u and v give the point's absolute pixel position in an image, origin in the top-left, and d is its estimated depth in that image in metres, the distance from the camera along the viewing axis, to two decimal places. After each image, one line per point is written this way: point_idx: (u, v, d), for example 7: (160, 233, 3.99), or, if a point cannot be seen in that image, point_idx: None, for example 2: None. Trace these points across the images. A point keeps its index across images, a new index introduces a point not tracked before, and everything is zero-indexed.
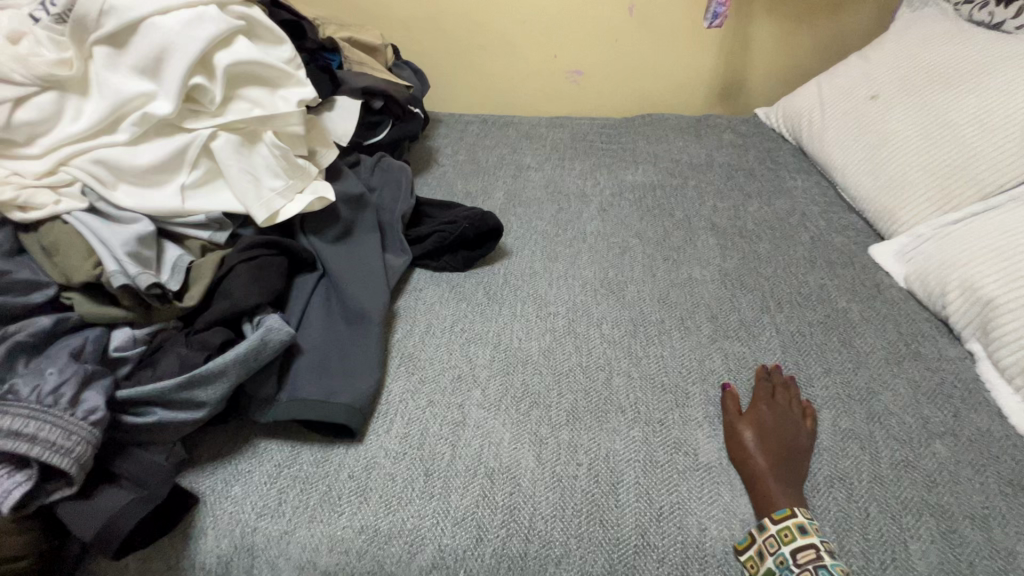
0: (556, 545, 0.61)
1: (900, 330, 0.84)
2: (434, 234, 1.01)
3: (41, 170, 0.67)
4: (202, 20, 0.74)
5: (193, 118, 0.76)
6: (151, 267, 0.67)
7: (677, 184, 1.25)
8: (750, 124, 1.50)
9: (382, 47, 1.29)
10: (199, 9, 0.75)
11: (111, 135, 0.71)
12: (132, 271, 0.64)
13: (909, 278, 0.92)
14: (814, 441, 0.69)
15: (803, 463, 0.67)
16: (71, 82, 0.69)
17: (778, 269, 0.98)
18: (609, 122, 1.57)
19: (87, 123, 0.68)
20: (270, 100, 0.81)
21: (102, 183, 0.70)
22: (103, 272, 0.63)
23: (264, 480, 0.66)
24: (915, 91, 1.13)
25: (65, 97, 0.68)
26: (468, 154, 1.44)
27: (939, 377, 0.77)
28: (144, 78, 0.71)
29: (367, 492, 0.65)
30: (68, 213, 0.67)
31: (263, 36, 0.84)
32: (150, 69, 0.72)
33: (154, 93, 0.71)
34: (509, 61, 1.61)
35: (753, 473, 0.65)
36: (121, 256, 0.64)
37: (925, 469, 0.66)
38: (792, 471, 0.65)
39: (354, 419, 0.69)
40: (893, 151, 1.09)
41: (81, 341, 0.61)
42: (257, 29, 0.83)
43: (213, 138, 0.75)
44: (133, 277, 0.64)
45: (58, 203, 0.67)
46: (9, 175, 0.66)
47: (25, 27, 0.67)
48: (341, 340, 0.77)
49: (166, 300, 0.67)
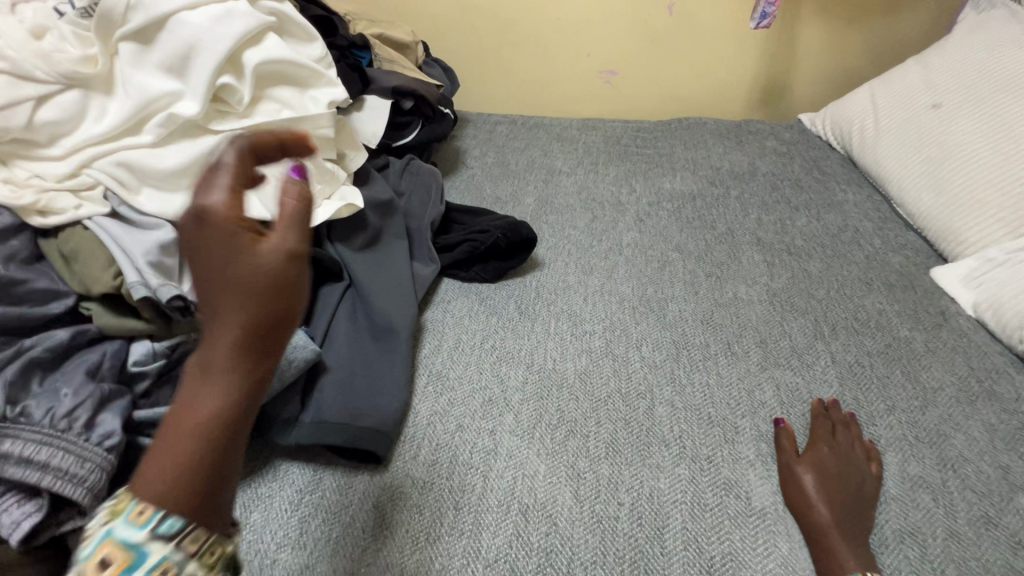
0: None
1: (970, 365, 0.77)
2: (464, 243, 0.96)
3: (62, 172, 0.63)
4: (232, 16, 0.71)
5: (220, 119, 0.72)
6: (174, 278, 0.63)
7: (718, 194, 1.19)
8: (795, 131, 1.42)
9: (412, 44, 1.24)
10: (229, 5, 0.72)
11: (136, 137, 0.67)
12: (155, 283, 0.60)
13: (979, 307, 0.85)
14: (881, 488, 0.64)
15: (868, 513, 0.62)
16: (96, 80, 0.65)
17: (831, 290, 0.92)
18: (644, 124, 1.50)
19: (112, 124, 0.65)
20: (300, 101, 0.77)
21: (125, 187, 0.66)
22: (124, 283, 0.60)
23: (286, 508, 0.62)
24: (985, 101, 1.05)
25: (90, 95, 0.65)
26: (497, 156, 1.39)
27: (1017, 420, 0.70)
28: (171, 77, 0.68)
29: (393, 526, 0.61)
30: (90, 218, 0.64)
31: (294, 33, 0.80)
32: (178, 67, 0.68)
33: (181, 93, 0.68)
34: (541, 59, 1.55)
35: (817, 526, 0.60)
36: (142, 267, 0.60)
37: (1007, 527, 0.60)
38: (858, 524, 0.60)
39: (381, 445, 0.65)
40: (959, 165, 1.01)
41: (99, 356, 0.57)
42: (288, 26, 0.79)
43: None
44: (155, 289, 0.60)
45: (80, 208, 0.63)
46: (29, 177, 0.62)
47: (49, 21, 0.64)
48: (368, 357, 0.73)
49: (188, 313, 0.63)
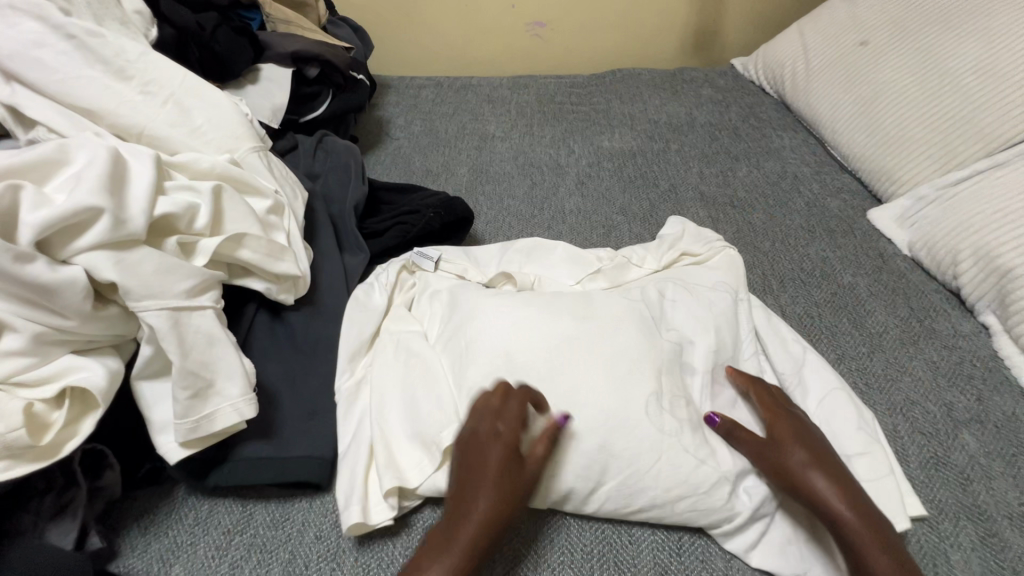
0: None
1: (911, 305, 0.78)
2: (393, 226, 0.87)
3: (60, 294, 0.47)
4: (127, 94, 0.64)
5: (164, 198, 0.57)
6: (42, 289, 0.46)
7: (659, 148, 1.14)
8: (729, 77, 1.39)
9: (311, 0, 1.09)
10: (118, 86, 0.64)
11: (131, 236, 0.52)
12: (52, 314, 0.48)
13: (915, 246, 0.86)
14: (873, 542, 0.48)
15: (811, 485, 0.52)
16: (34, 209, 0.48)
17: (775, 242, 0.90)
18: (577, 79, 1.41)
19: (95, 238, 0.49)
20: (198, 173, 0.64)
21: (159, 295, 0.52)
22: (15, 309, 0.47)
23: (213, 554, 0.55)
24: (907, 35, 1.04)
25: (34, 214, 0.47)
26: (425, 123, 1.27)
27: (956, 356, 0.71)
28: (114, 176, 0.53)
29: (340, 557, 0.55)
30: (59, 312, 0.48)
31: (193, 105, 0.68)
32: (117, 171, 0.54)
33: (116, 194, 0.52)
34: (463, 12, 1.42)
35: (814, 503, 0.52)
36: (24, 294, 0.47)
37: (957, 465, 0.60)
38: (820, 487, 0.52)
39: (319, 473, 0.58)
40: (886, 104, 1.00)
41: None
42: (187, 102, 0.68)
43: (192, 220, 0.59)
44: (56, 294, 0.47)
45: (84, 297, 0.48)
46: (40, 314, 0.48)
47: None
48: (294, 373, 0.66)
49: (100, 302, 0.51)
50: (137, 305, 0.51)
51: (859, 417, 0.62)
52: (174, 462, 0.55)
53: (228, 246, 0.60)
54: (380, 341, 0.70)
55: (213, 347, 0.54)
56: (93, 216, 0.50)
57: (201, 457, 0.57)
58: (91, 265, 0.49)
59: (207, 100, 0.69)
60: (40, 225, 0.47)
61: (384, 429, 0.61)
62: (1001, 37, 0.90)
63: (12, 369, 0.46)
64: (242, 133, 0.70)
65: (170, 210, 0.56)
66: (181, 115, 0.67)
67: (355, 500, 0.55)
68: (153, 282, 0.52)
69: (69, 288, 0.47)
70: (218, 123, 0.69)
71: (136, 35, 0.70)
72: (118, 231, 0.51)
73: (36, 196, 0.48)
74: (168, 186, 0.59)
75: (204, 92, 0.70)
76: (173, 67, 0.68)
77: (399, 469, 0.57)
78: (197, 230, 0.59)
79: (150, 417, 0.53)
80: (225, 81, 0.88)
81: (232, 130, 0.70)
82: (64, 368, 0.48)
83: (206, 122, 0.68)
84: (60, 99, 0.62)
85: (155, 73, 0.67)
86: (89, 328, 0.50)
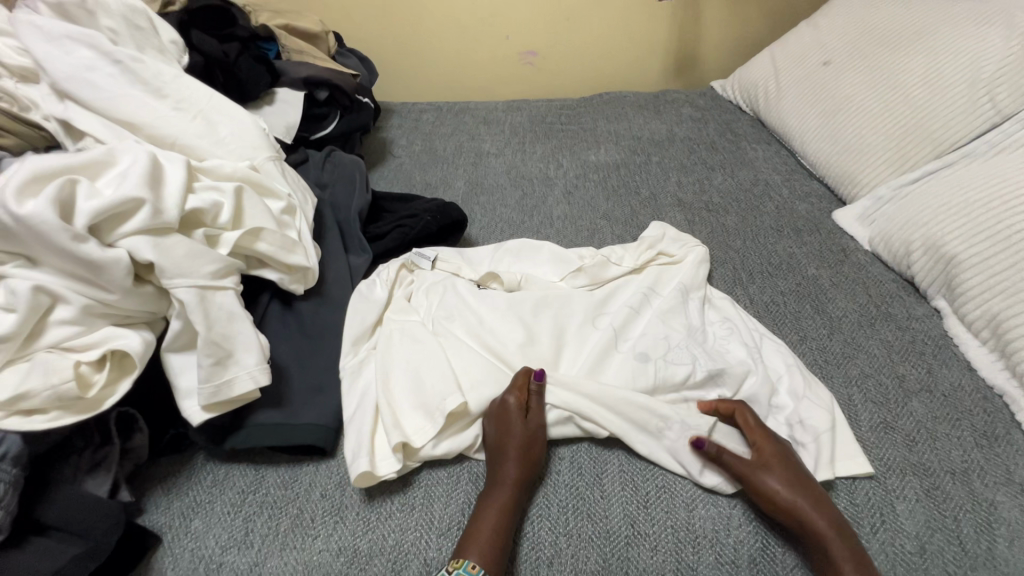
0: (544, 547, 0.57)
1: (869, 292, 0.85)
2: (394, 229, 0.95)
3: (107, 270, 0.55)
4: (163, 111, 0.74)
5: (194, 196, 0.65)
6: (93, 265, 0.55)
7: (640, 161, 1.23)
8: (708, 98, 1.49)
9: (322, 34, 1.21)
10: (155, 105, 0.74)
11: (166, 224, 0.60)
12: (99, 289, 0.56)
13: (874, 241, 0.93)
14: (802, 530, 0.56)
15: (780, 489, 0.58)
16: (88, 200, 0.56)
17: (746, 240, 0.98)
18: (567, 101, 1.52)
19: (137, 226, 0.58)
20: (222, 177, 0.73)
21: (188, 275, 0.60)
22: (69, 283, 0.55)
23: (228, 510, 0.61)
24: (863, 55, 1.14)
25: (88, 204, 0.56)
26: (425, 143, 1.37)
27: (909, 335, 0.78)
28: (152, 175, 0.62)
29: (342, 512, 0.61)
30: (106, 287, 0.56)
31: (219, 120, 0.78)
32: (156, 172, 0.63)
33: (156, 191, 0.61)
34: (460, 43, 1.55)
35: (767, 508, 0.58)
36: (77, 271, 0.55)
37: (904, 428, 0.66)
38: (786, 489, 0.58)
39: (324, 439, 0.65)
40: (846, 116, 1.09)
41: None
42: (214, 118, 0.77)
43: (217, 215, 0.67)
44: (104, 270, 0.55)
45: (128, 273, 0.56)
46: (90, 289, 0.56)
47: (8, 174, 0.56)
48: (303, 354, 0.73)
49: (139, 282, 0.59)
50: (170, 282, 0.59)
51: (812, 389, 0.69)
52: (196, 426, 0.61)
53: (247, 238, 0.68)
54: (381, 327, 0.77)
55: (233, 323, 0.62)
56: (136, 206, 0.58)
57: (220, 424, 0.64)
58: (133, 247, 0.57)
59: (230, 115, 0.79)
60: (92, 212, 0.55)
61: (388, 397, 0.68)
62: (945, 53, 1.00)
63: (65, 334, 0.54)
64: (260, 144, 0.79)
65: (197, 206, 0.65)
66: (209, 129, 0.76)
67: (362, 454, 0.62)
68: (184, 264, 0.60)
69: (114, 265, 0.55)
70: (239, 135, 0.78)
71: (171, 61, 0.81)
72: (156, 220, 0.59)
73: (90, 190, 0.57)
74: (197, 186, 0.68)
75: (228, 109, 0.79)
76: (202, 87, 0.78)
77: (403, 429, 0.64)
78: (221, 224, 0.67)
79: (177, 383, 0.60)
80: (245, 103, 0.98)
81: (252, 141, 0.79)
82: (108, 335, 0.56)
83: (229, 134, 0.78)
84: (106, 114, 0.71)
85: (187, 92, 0.77)
86: (129, 303, 0.57)
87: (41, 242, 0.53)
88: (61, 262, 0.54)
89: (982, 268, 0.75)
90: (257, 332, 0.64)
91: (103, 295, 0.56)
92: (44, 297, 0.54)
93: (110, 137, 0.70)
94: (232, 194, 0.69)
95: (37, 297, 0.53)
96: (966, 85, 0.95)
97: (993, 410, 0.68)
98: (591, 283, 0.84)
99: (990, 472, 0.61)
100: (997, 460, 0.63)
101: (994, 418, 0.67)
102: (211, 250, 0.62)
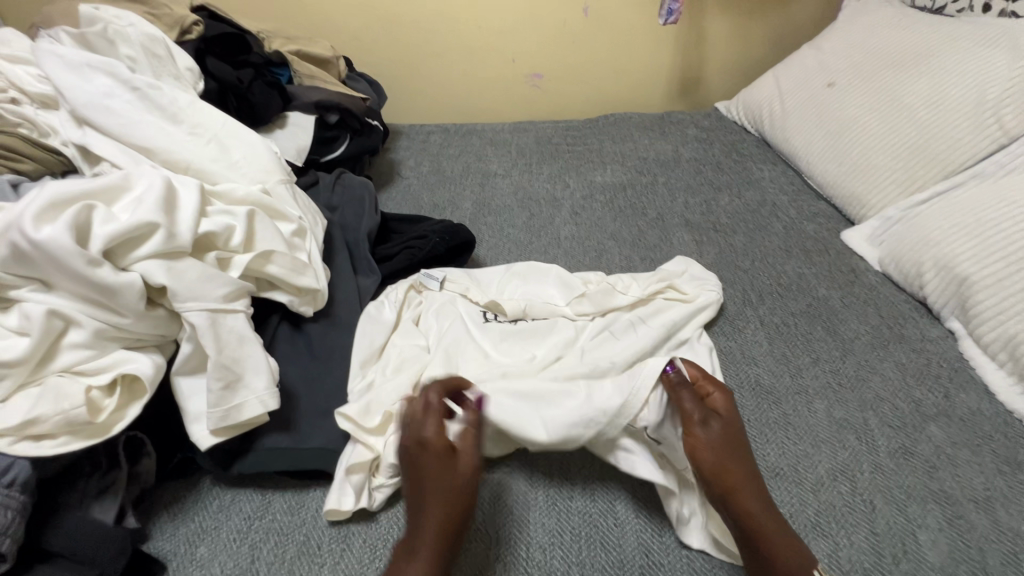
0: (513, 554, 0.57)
1: (881, 314, 0.84)
2: (403, 251, 0.95)
3: (119, 294, 0.55)
4: (178, 136, 0.75)
5: (206, 219, 0.66)
6: (106, 289, 0.55)
7: (647, 181, 1.24)
8: (712, 118, 1.51)
9: (333, 59, 1.23)
10: (170, 130, 0.75)
11: (179, 248, 0.61)
12: (112, 313, 0.56)
13: (884, 261, 0.92)
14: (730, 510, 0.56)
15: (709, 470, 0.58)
16: (103, 224, 0.57)
17: (755, 261, 0.98)
18: (572, 123, 1.53)
19: (151, 249, 0.58)
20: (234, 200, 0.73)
21: (200, 298, 0.60)
22: (83, 308, 0.56)
23: (234, 537, 0.60)
24: (867, 77, 1.15)
25: (104, 228, 0.56)
26: (432, 164, 1.38)
27: (923, 358, 0.77)
28: (167, 199, 0.63)
29: (350, 539, 0.60)
30: (119, 310, 0.56)
31: (232, 144, 0.79)
32: (170, 196, 0.64)
33: (170, 215, 0.62)
34: (467, 67, 1.58)
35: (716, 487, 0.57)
36: (90, 295, 0.55)
37: (923, 454, 0.64)
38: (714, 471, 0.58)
39: (331, 463, 0.64)
40: (851, 137, 1.10)
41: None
42: (227, 142, 0.79)
43: (229, 238, 0.68)
44: (118, 294, 0.55)
45: (141, 297, 0.56)
46: (103, 313, 0.56)
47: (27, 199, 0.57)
48: (311, 377, 0.73)
49: (152, 305, 0.60)
50: (182, 305, 0.59)
51: None
52: (204, 451, 0.61)
53: (258, 261, 0.69)
54: (390, 349, 0.76)
55: (243, 346, 0.62)
56: (151, 230, 0.59)
57: (228, 448, 0.63)
58: (147, 272, 0.58)
59: (243, 139, 0.80)
60: (107, 237, 0.56)
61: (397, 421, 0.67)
62: (949, 76, 1.00)
63: (77, 358, 0.54)
64: (272, 167, 0.80)
65: (210, 229, 0.65)
66: (222, 153, 0.77)
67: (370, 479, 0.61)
68: (196, 288, 0.60)
69: (128, 289, 0.56)
70: (251, 158, 0.79)
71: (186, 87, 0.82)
72: (170, 243, 0.60)
73: (106, 215, 0.58)
74: (210, 210, 0.69)
75: (241, 133, 0.81)
76: (216, 112, 0.80)
77: None
78: (233, 246, 0.68)
79: (186, 407, 0.60)
80: (257, 126, 1.00)
81: (264, 165, 0.80)
82: (119, 358, 0.56)
83: (242, 158, 0.79)
84: (122, 139, 0.72)
85: (202, 117, 0.78)
86: (141, 326, 0.58)
87: (56, 267, 0.53)
88: (75, 287, 0.55)
89: (995, 290, 0.74)
90: (264, 355, 0.63)
91: (116, 318, 0.56)
92: (57, 320, 0.54)
93: (126, 161, 0.71)
94: (244, 216, 0.70)
95: (51, 321, 0.53)
96: (972, 106, 0.95)
97: (1013, 435, 0.67)
98: (595, 311, 0.82)
99: (1014, 500, 0.60)
100: (1020, 488, 0.61)
101: (1015, 443, 0.66)
102: (223, 273, 0.62)
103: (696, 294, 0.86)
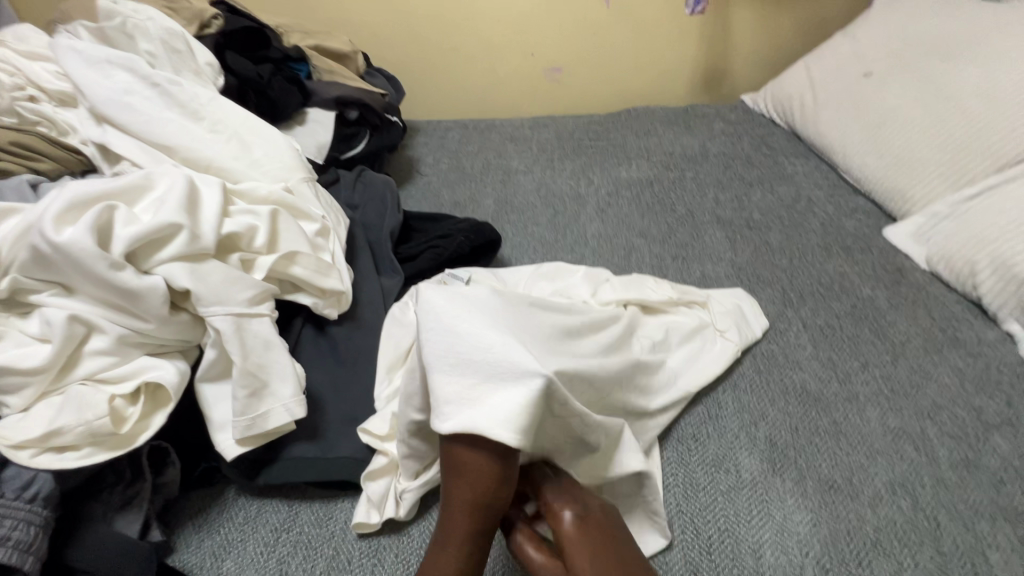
0: None
1: (932, 315, 0.80)
2: (427, 250, 0.93)
3: (142, 299, 0.53)
4: (199, 133, 0.73)
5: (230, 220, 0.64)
6: (129, 293, 0.53)
7: (674, 177, 1.20)
8: (739, 111, 1.46)
9: (351, 53, 1.21)
10: (190, 126, 0.73)
11: (202, 250, 0.58)
12: (135, 318, 0.54)
13: (932, 260, 0.88)
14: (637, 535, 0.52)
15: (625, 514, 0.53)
16: (125, 226, 0.55)
17: (793, 259, 0.93)
18: (594, 117, 1.49)
19: (174, 252, 0.56)
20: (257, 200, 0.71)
21: (224, 302, 0.58)
22: (105, 312, 0.53)
23: (261, 550, 0.58)
24: (907, 66, 1.10)
25: (126, 230, 0.54)
26: (452, 161, 1.35)
27: (982, 362, 0.72)
28: (190, 199, 0.60)
29: (381, 553, 0.57)
30: (142, 315, 0.54)
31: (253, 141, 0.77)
32: (192, 196, 0.61)
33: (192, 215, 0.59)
34: (485, 60, 1.54)
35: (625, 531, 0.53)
36: (113, 299, 0.53)
37: (988, 466, 0.61)
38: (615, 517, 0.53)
39: (360, 473, 0.61)
40: (892, 129, 1.05)
41: (17, 407, 0.50)
42: (248, 139, 0.76)
43: (252, 239, 0.65)
44: (140, 298, 0.53)
45: (165, 302, 0.54)
46: (125, 318, 0.54)
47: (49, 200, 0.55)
48: (337, 382, 0.70)
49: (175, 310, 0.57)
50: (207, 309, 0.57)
51: None
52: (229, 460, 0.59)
53: (282, 262, 0.66)
54: None
55: (269, 352, 0.59)
56: (174, 231, 0.56)
57: (253, 457, 0.61)
58: (170, 275, 0.55)
59: (264, 136, 0.77)
60: (130, 240, 0.53)
61: None
62: (1000, 64, 0.95)
63: (100, 365, 0.52)
64: (294, 165, 0.78)
65: (234, 230, 0.63)
66: (243, 150, 0.75)
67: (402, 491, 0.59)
68: (220, 291, 0.58)
69: (151, 293, 0.53)
70: (273, 156, 0.77)
71: (206, 82, 0.80)
72: (193, 245, 0.57)
73: (129, 216, 0.55)
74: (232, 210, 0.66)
75: (262, 130, 0.78)
76: (237, 107, 0.77)
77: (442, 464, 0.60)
78: (257, 247, 0.65)
79: (210, 415, 0.57)
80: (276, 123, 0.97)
81: (286, 162, 0.77)
82: (142, 366, 0.53)
83: (264, 155, 0.76)
84: (142, 136, 0.70)
85: (222, 113, 0.76)
86: (164, 332, 0.55)
87: (79, 271, 0.51)
88: (98, 292, 0.52)
89: None
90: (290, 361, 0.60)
91: (139, 324, 0.54)
92: (79, 326, 0.52)
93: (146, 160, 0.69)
94: (268, 217, 0.67)
95: (73, 327, 0.51)
96: None
97: None
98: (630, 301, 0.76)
99: None
100: None
101: None
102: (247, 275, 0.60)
103: (729, 330, 0.76)
